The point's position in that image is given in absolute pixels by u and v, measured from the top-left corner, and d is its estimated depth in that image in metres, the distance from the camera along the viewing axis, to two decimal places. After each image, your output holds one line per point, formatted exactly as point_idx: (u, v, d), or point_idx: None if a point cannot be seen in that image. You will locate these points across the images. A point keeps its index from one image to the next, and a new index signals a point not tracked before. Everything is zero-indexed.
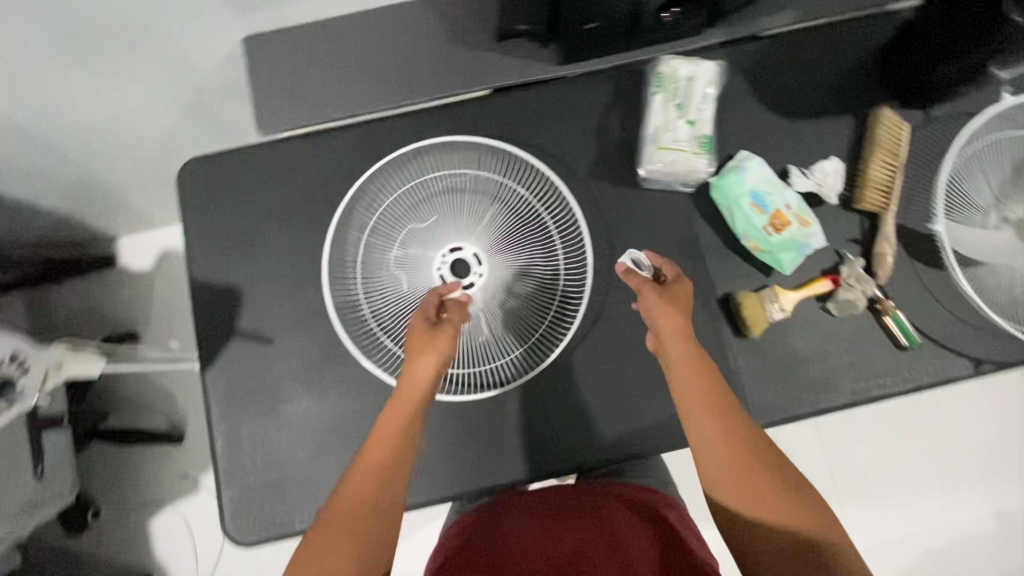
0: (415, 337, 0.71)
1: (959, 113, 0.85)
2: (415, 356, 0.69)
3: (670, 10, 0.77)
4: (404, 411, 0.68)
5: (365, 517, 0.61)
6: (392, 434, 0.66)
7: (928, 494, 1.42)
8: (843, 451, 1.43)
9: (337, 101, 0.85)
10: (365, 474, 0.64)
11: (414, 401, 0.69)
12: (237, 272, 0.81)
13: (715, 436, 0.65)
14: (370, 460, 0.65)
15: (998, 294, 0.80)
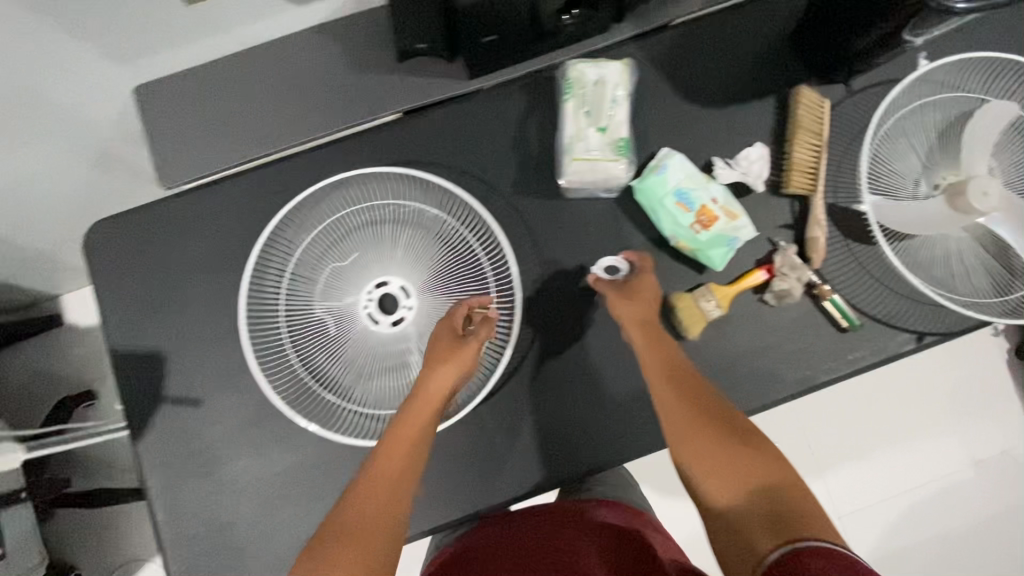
0: (439, 347, 0.72)
1: (879, 83, 0.83)
2: (441, 366, 0.70)
3: (570, 12, 0.74)
4: (424, 421, 0.68)
5: (383, 524, 0.60)
6: (416, 443, 0.67)
7: (908, 454, 1.43)
8: (819, 420, 1.44)
9: (241, 144, 0.81)
10: (392, 483, 0.63)
11: (432, 412, 0.69)
12: (158, 336, 0.78)
13: (681, 414, 0.68)
14: (390, 469, 0.64)
15: (930, 264, 0.79)
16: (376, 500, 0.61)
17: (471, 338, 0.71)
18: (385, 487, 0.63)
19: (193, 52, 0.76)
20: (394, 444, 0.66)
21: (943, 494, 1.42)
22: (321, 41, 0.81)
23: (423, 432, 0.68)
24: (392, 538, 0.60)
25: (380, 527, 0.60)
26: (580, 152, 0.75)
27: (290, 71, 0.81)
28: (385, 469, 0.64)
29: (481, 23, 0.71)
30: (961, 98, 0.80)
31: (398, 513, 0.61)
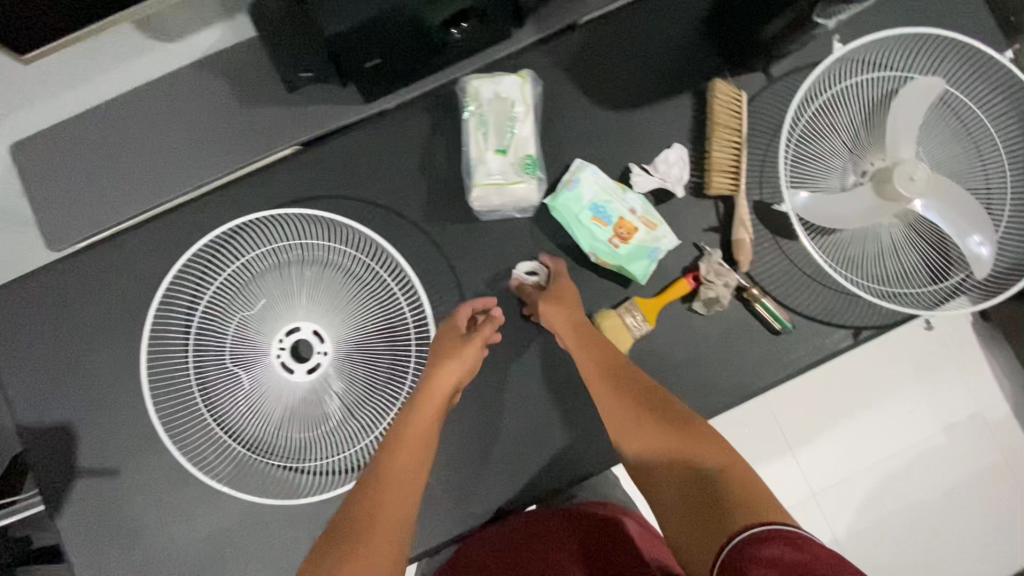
0: (440, 346, 0.70)
1: (800, 68, 0.78)
2: (447, 362, 0.68)
3: (458, 25, 0.69)
4: (428, 420, 0.65)
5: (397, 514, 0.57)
6: (425, 439, 0.64)
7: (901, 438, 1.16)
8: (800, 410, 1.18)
9: (129, 195, 0.76)
10: (406, 477, 0.60)
11: (435, 410, 0.66)
12: (67, 407, 0.75)
13: (623, 411, 0.64)
14: (403, 464, 0.61)
15: (861, 257, 0.76)
16: (390, 495, 0.58)
17: (477, 335, 0.71)
18: (400, 479, 0.60)
19: (66, 100, 0.71)
20: (404, 439, 0.63)
21: (936, 452, 1.18)
22: (205, 78, 0.75)
23: (427, 429, 0.65)
24: (403, 533, 0.56)
25: (397, 518, 0.56)
26: (484, 175, 0.72)
27: (174, 114, 0.75)
28: (398, 462, 0.61)
29: (359, 47, 0.65)
30: (885, 78, 0.77)
31: (408, 508, 0.58)
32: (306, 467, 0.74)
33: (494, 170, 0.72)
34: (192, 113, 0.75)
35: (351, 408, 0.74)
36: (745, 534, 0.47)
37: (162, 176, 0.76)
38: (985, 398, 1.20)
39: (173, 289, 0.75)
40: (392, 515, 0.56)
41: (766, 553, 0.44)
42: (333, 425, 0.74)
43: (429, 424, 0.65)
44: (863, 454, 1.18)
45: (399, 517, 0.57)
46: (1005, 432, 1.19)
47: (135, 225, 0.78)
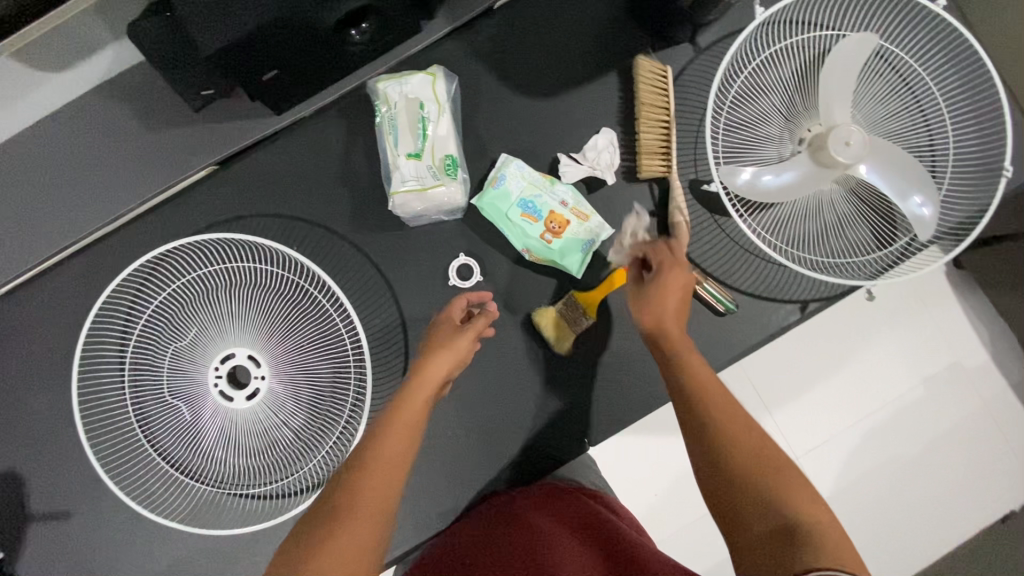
0: (434, 339, 0.64)
1: (725, 37, 0.75)
2: (443, 352, 0.62)
3: (358, 26, 0.65)
4: (418, 408, 0.58)
5: (377, 511, 0.50)
6: (414, 427, 0.57)
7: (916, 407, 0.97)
8: (801, 384, 0.98)
9: (37, 235, 0.72)
10: (388, 470, 0.53)
11: (425, 402, 0.59)
12: (10, 456, 0.73)
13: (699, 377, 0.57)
14: (384, 460, 0.53)
15: (802, 229, 0.74)
16: (368, 489, 0.51)
17: (472, 326, 0.64)
18: (382, 473, 0.52)
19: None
20: (389, 430, 0.55)
21: (914, 410, 0.97)
22: (105, 103, 0.71)
23: (417, 418, 0.57)
24: (383, 523, 0.51)
25: (380, 506, 0.51)
26: (400, 182, 0.72)
27: (80, 143, 0.72)
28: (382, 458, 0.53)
29: (251, 62, 0.61)
30: (817, 38, 0.75)
31: (389, 502, 0.52)
32: (257, 493, 0.73)
33: (409, 176, 0.72)
34: (94, 142, 0.72)
35: (296, 431, 0.73)
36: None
37: (73, 210, 0.72)
38: (957, 344, 0.98)
39: (100, 327, 0.74)
40: (373, 514, 0.50)
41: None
42: (282, 448, 0.73)
43: (417, 413, 0.58)
44: (829, 416, 0.97)
45: (383, 510, 0.51)
46: (982, 380, 0.97)
47: (56, 263, 0.76)
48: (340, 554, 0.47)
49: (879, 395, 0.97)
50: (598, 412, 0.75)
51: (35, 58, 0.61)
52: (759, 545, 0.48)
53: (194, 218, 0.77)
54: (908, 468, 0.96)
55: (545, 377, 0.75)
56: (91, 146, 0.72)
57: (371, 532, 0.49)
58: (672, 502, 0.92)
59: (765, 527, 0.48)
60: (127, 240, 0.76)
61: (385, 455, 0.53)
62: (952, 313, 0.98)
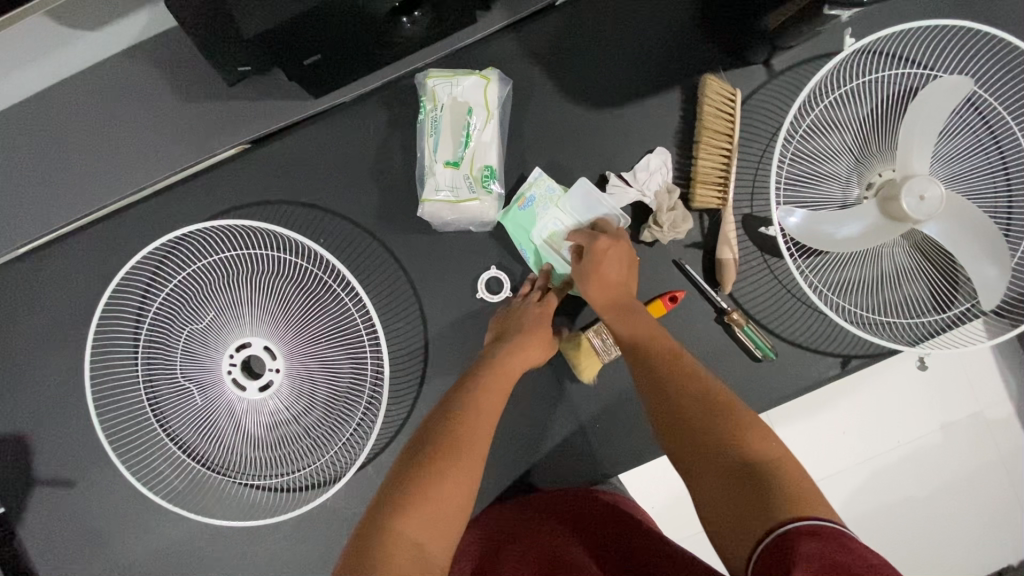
0: (514, 315, 0.66)
1: (802, 61, 0.70)
2: (535, 344, 0.63)
3: (410, 14, 0.61)
4: (501, 389, 0.58)
5: (455, 505, 0.48)
6: (494, 412, 0.56)
7: (946, 465, 0.92)
8: (831, 429, 0.92)
9: (61, 199, 0.70)
10: (469, 464, 0.50)
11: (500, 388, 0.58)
12: (19, 419, 0.73)
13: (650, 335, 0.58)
14: (472, 432, 0.52)
15: (855, 281, 0.69)
16: (447, 482, 0.48)
17: (541, 308, 0.66)
18: (465, 464, 0.49)
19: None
20: (468, 414, 0.54)
21: (942, 466, 0.92)
22: (136, 66, 0.67)
23: (496, 406, 0.56)
24: (466, 500, 0.49)
25: (462, 488, 0.48)
26: (433, 191, 0.67)
27: (105, 108, 0.68)
28: (466, 453, 0.50)
29: (295, 45, 0.57)
30: (902, 75, 0.69)
31: (473, 478, 0.49)
32: (264, 484, 0.72)
33: (443, 185, 0.67)
34: (123, 107, 0.68)
35: (306, 427, 0.71)
36: (800, 525, 0.39)
37: (100, 178, 0.70)
38: (983, 395, 0.93)
39: (115, 304, 0.73)
40: (454, 507, 0.47)
41: (813, 550, 0.37)
42: (294, 441, 0.71)
43: (501, 395, 0.58)
44: (847, 453, 0.92)
45: (461, 506, 0.48)
46: (1005, 436, 0.92)
47: (78, 229, 0.74)
48: (418, 520, 0.45)
49: (899, 440, 0.92)
50: (614, 441, 0.72)
51: (68, 19, 0.57)
52: (727, 505, 0.43)
53: (221, 196, 0.74)
54: (920, 517, 0.92)
55: (564, 400, 0.73)
56: (120, 112, 0.68)
57: (453, 520, 0.47)
58: (676, 522, 0.85)
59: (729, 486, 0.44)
60: (152, 213, 0.74)
61: (469, 442, 0.51)
62: (994, 371, 0.93)
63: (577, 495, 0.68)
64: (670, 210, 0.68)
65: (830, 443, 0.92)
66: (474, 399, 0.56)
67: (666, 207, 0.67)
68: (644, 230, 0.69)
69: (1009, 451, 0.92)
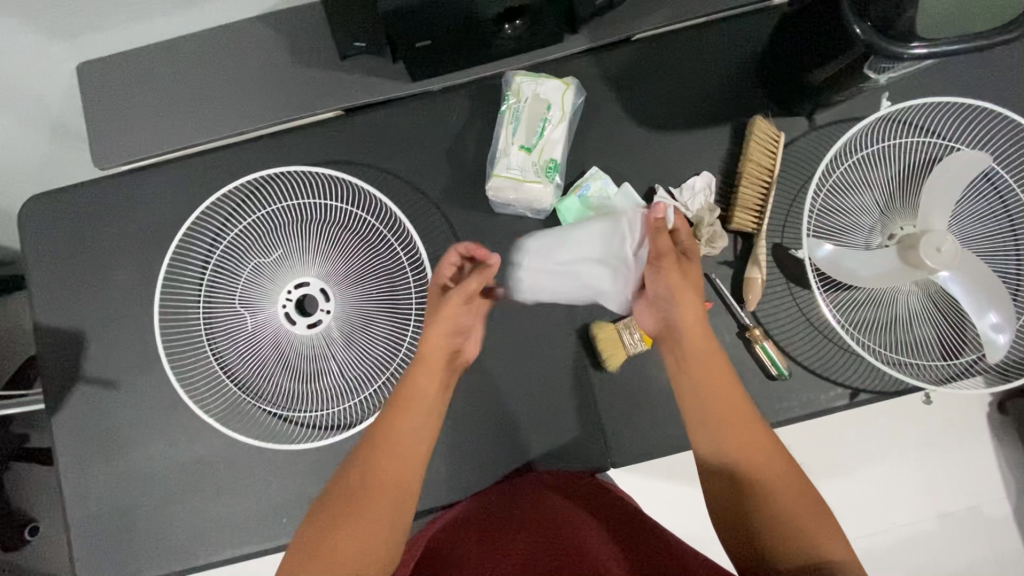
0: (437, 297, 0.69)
1: (841, 121, 0.79)
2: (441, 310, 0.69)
3: (512, 22, 0.71)
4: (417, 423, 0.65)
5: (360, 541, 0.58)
6: (423, 421, 0.66)
7: (938, 533, 0.93)
8: (831, 479, 0.93)
9: (174, 129, 0.79)
10: (375, 494, 0.61)
11: (424, 404, 0.66)
12: (81, 316, 0.79)
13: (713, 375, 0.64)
14: (381, 456, 0.63)
15: (873, 321, 0.75)
16: (358, 517, 0.59)
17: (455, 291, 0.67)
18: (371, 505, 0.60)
19: (142, 31, 0.75)
20: (385, 435, 0.64)
21: (935, 535, 0.93)
22: (268, 28, 0.78)
23: (419, 441, 0.65)
24: (384, 532, 0.60)
25: (370, 528, 0.59)
26: (504, 168, 0.75)
27: (232, 60, 0.78)
28: (378, 487, 0.62)
29: (414, 27, 0.67)
30: (928, 144, 0.77)
31: (383, 513, 0.60)
32: (290, 418, 0.76)
33: (514, 166, 0.75)
34: (247, 61, 0.78)
35: (342, 370, 0.75)
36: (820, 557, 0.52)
37: (212, 117, 0.79)
38: (986, 475, 0.94)
39: (194, 228, 0.79)
40: (361, 541, 0.58)
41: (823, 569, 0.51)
42: (327, 382, 0.75)
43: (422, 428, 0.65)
44: (843, 503, 0.93)
45: (369, 540, 0.58)
46: (1003, 523, 0.94)
47: (179, 158, 0.82)
48: (328, 546, 0.57)
49: (898, 505, 0.93)
50: (625, 434, 0.77)
51: None
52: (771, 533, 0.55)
53: (309, 152, 0.82)
54: None
55: (584, 386, 0.77)
56: (244, 64, 0.78)
57: (362, 551, 0.58)
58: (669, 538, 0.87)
59: (771, 527, 0.55)
60: (245, 156, 0.82)
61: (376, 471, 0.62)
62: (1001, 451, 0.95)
63: (577, 478, 0.74)
64: (709, 225, 0.75)
65: (829, 491, 0.93)
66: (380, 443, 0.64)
67: (707, 221, 0.74)
68: None
69: (1001, 530, 0.94)
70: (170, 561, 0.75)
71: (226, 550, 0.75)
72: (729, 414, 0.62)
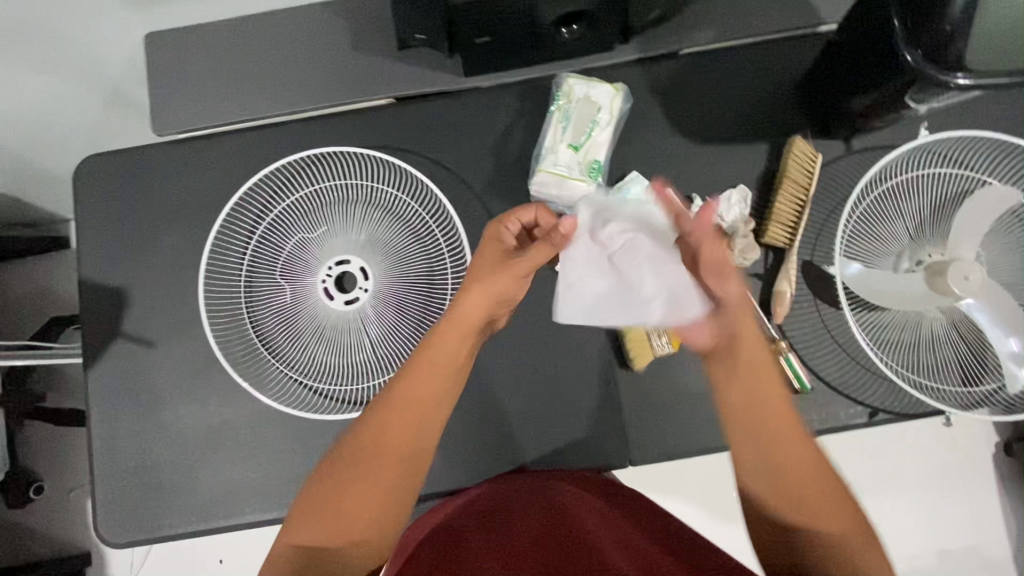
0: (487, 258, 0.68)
1: (876, 148, 0.81)
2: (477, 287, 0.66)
3: (569, 26, 0.75)
4: (432, 395, 0.65)
5: (372, 513, 0.61)
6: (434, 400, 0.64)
7: None
8: None
9: (233, 103, 0.82)
10: (378, 467, 0.62)
11: (434, 381, 0.65)
12: (126, 275, 0.81)
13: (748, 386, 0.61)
14: (385, 431, 0.63)
15: (896, 343, 0.76)
16: (360, 490, 0.61)
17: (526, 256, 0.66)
18: (381, 475, 0.62)
19: (213, 7, 0.78)
20: (392, 409, 0.63)
21: None
22: (332, 14, 0.81)
23: (431, 420, 0.65)
24: (384, 502, 0.61)
25: (369, 499, 0.61)
26: (550, 164, 0.77)
27: (295, 42, 0.82)
28: (383, 458, 0.62)
29: (478, 23, 0.70)
30: (962, 177, 0.79)
31: (384, 487, 0.61)
32: (320, 390, 0.78)
33: (560, 162, 0.77)
34: (309, 44, 0.82)
35: (375, 348, 0.77)
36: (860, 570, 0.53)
37: (270, 94, 0.82)
38: None
39: (243, 199, 0.81)
40: (360, 507, 0.61)
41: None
42: (359, 358, 0.77)
43: (433, 400, 0.65)
44: None
45: (367, 507, 0.61)
46: None
47: (233, 131, 0.85)
48: (330, 517, 0.60)
49: None
50: (646, 434, 0.78)
51: None
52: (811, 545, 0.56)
53: (358, 135, 0.85)
54: None
55: (609, 383, 0.79)
56: (306, 47, 0.82)
57: (359, 518, 0.60)
58: None
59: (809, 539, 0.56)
60: (296, 134, 0.85)
61: (378, 447, 0.62)
62: None
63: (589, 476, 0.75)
64: (744, 236, 0.76)
65: None
66: (387, 416, 0.63)
67: (742, 233, 0.76)
68: None
69: None
70: (191, 520, 0.76)
71: (248, 514, 0.77)
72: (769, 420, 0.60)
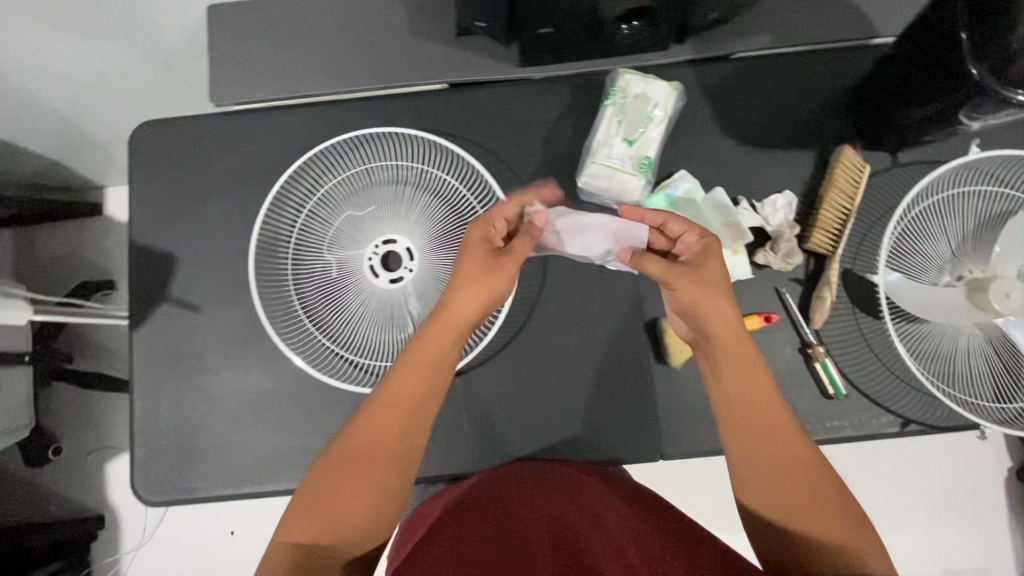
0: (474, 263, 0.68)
1: (923, 162, 0.82)
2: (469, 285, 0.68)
3: (630, 23, 0.75)
4: (420, 391, 0.66)
5: (366, 508, 0.61)
6: (424, 397, 0.66)
7: None
8: None
9: (290, 79, 0.83)
10: (371, 463, 0.62)
11: (422, 378, 0.66)
12: (176, 241, 0.83)
13: (744, 396, 0.63)
14: (377, 426, 0.63)
15: (932, 355, 0.77)
16: (354, 487, 0.61)
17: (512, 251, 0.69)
18: (376, 474, 0.62)
19: None
20: (382, 408, 0.64)
21: None
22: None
23: (420, 412, 0.65)
24: (378, 497, 0.62)
25: (365, 494, 0.61)
26: (602, 158, 0.79)
27: (355, 23, 0.83)
28: (375, 455, 0.62)
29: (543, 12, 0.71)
30: (1006, 196, 0.80)
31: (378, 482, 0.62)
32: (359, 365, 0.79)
33: (613, 156, 0.78)
34: (370, 26, 0.83)
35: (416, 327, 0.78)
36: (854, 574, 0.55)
37: (327, 72, 0.84)
38: None
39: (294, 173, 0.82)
40: (354, 504, 0.61)
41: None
42: (400, 336, 0.78)
43: (422, 395, 0.66)
44: None
45: (362, 505, 0.61)
46: None
47: (288, 106, 0.87)
48: (323, 514, 0.60)
49: None
50: (679, 430, 0.79)
51: None
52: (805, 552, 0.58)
53: (411, 118, 0.86)
54: None
55: (644, 377, 0.80)
56: (366, 28, 0.83)
57: (354, 514, 0.61)
58: None
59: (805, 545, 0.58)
60: (349, 113, 0.86)
61: (368, 445, 0.63)
62: None
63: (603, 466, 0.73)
64: (788, 241, 0.78)
65: None
66: (384, 407, 0.64)
67: (786, 237, 0.78)
68: (759, 252, 0.79)
69: None
70: (226, 484, 0.78)
71: (282, 482, 0.78)
72: (766, 431, 0.62)
